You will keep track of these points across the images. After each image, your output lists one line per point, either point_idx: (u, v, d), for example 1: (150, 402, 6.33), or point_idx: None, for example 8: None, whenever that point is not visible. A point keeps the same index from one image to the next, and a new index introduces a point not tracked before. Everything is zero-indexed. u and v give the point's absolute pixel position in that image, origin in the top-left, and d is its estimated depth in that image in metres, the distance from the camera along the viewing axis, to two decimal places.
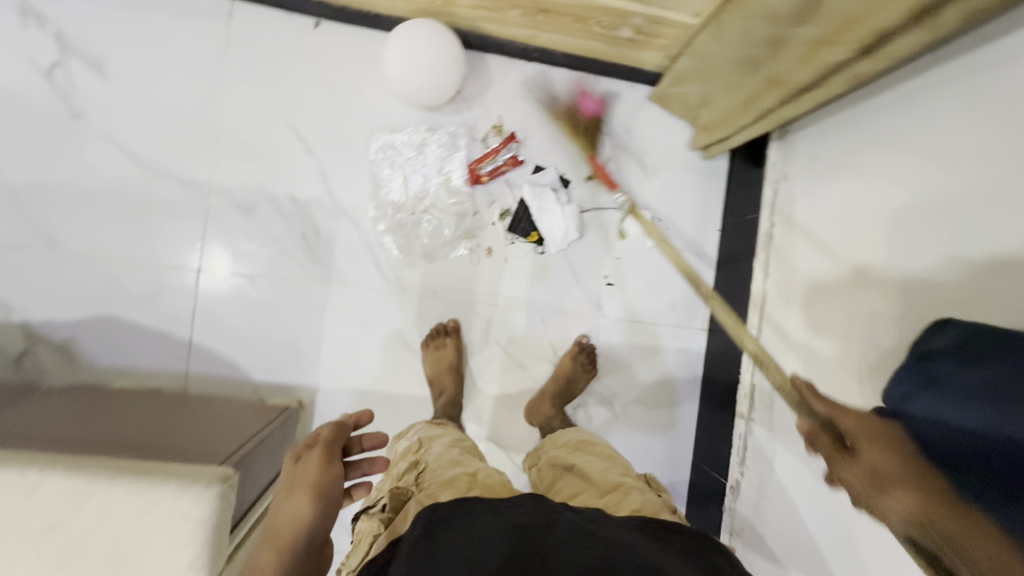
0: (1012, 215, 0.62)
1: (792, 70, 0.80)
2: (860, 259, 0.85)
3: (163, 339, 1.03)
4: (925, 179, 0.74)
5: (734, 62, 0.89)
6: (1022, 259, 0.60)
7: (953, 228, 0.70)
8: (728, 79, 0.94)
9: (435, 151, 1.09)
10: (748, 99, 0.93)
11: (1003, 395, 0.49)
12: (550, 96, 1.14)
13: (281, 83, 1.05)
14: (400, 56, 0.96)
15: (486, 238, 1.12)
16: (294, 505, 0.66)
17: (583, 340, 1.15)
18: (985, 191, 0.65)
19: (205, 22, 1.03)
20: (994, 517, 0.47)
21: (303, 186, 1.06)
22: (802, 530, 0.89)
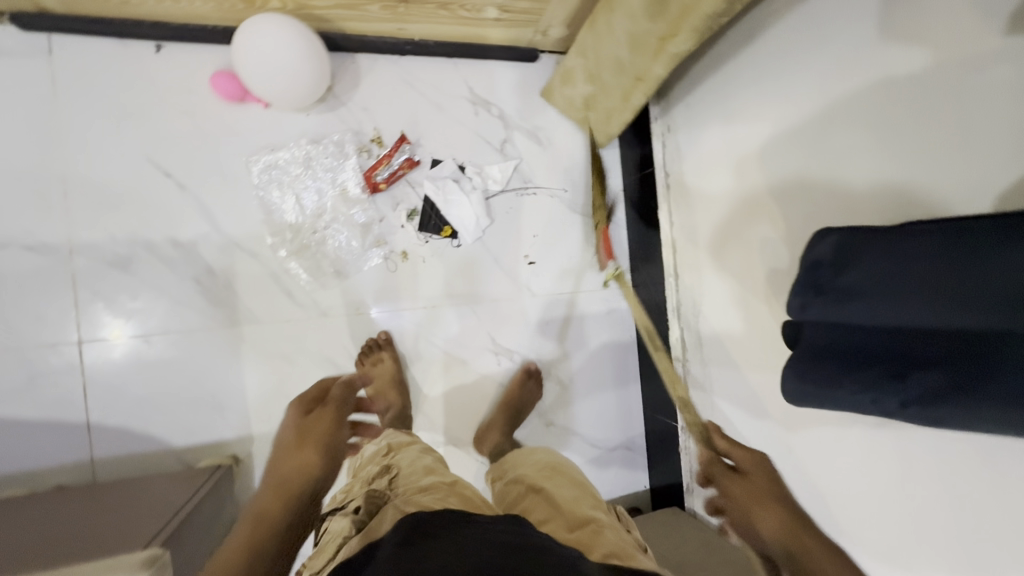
0: (863, 130, 0.69)
1: (648, 64, 0.85)
2: (747, 193, 0.91)
3: (52, 427, 0.90)
4: (789, 107, 0.81)
5: (609, 61, 0.92)
6: (875, 168, 0.68)
7: (819, 149, 0.76)
8: (604, 79, 0.97)
9: (324, 163, 1.03)
10: (622, 98, 0.96)
11: (887, 290, 0.53)
12: (433, 86, 1.11)
13: (130, 118, 0.94)
14: (258, 60, 0.89)
15: (399, 242, 1.08)
16: (304, 457, 0.86)
17: (531, 368, 1.15)
18: (836, 112, 0.73)
19: (19, 64, 0.89)
20: (892, 393, 0.53)
21: (186, 227, 0.96)
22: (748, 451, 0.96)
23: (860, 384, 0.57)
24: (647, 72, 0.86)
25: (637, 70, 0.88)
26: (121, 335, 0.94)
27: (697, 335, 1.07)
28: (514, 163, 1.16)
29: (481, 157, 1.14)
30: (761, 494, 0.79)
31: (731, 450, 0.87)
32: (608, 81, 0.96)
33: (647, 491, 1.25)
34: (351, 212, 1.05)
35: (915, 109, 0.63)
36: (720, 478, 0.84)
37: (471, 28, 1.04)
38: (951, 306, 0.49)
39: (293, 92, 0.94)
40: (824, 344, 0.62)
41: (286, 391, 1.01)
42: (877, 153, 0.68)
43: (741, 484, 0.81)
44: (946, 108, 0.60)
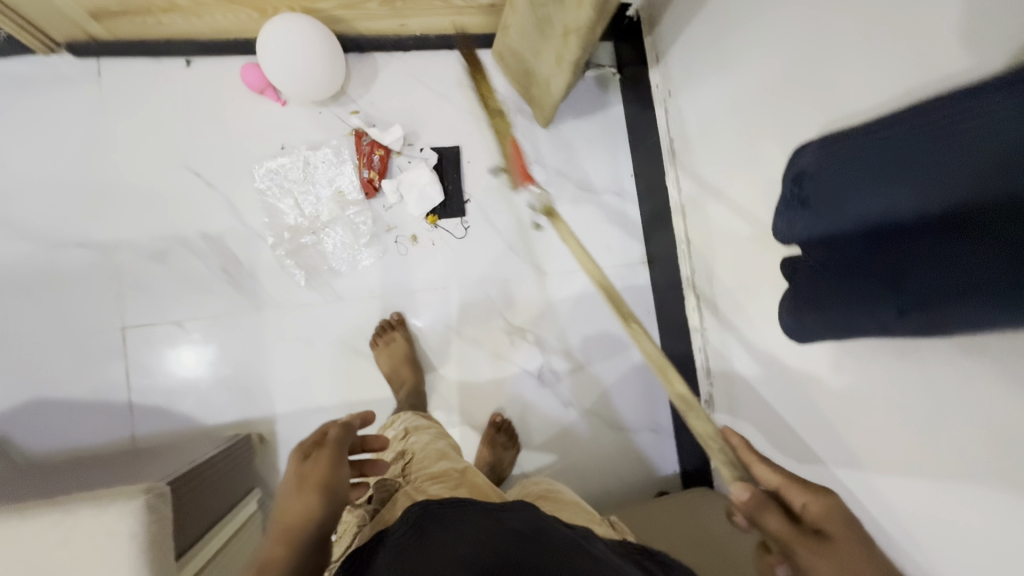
0: (847, 50, 0.66)
1: (577, 14, 0.80)
2: (748, 142, 0.88)
3: (101, 407, 0.99)
4: (779, 45, 0.77)
5: (536, 23, 0.92)
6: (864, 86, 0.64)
7: (810, 82, 0.72)
8: (535, 44, 0.97)
9: (323, 170, 1.09)
10: (556, 61, 0.93)
11: (873, 187, 0.49)
12: (437, 77, 1.16)
13: (165, 126, 1.05)
14: (296, 32, 0.98)
15: (408, 227, 1.12)
16: (304, 503, 0.59)
17: (498, 419, 1.12)
18: (819, 40, 0.70)
19: (74, 86, 1.02)
20: (892, 298, 0.49)
21: (213, 221, 1.05)
22: (769, 416, 0.90)
23: (860, 294, 0.53)
24: (576, 23, 0.81)
25: (567, 23, 0.83)
26: (194, 360, 1.03)
27: (712, 300, 1.03)
28: (517, 145, 1.18)
29: (486, 141, 1.17)
30: (865, 570, 0.46)
31: (792, 491, 0.53)
32: (540, 45, 0.95)
33: (677, 475, 1.21)
34: (347, 212, 1.09)
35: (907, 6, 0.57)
36: (789, 542, 0.49)
37: (467, 17, 1.09)
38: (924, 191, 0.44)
39: (324, 63, 1.02)
40: (816, 280, 0.59)
41: (307, 372, 1.06)
42: (869, 69, 0.63)
43: (841, 553, 0.47)
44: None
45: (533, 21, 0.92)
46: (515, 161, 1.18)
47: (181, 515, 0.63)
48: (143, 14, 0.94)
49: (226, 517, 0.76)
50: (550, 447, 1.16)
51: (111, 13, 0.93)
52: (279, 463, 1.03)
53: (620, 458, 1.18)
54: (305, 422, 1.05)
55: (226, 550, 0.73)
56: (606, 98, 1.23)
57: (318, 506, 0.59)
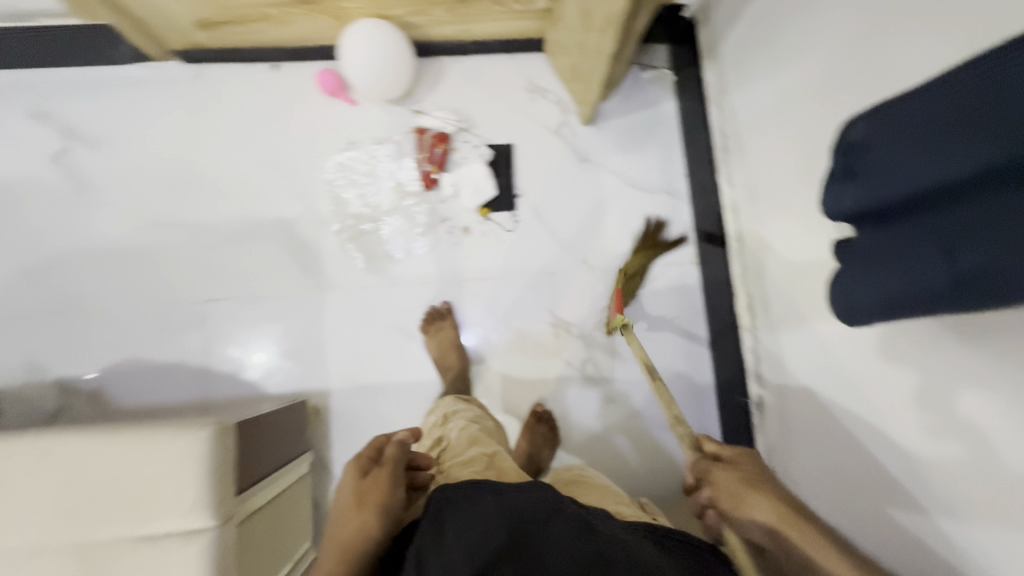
0: (902, 28, 0.63)
1: (614, 4, 0.82)
2: (799, 133, 0.86)
3: (181, 370, 1.10)
4: (829, 32, 0.76)
5: (580, 17, 0.96)
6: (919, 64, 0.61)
7: (864, 65, 0.70)
8: (580, 40, 1.01)
9: (386, 163, 1.17)
10: (598, 53, 0.96)
11: (934, 144, 0.45)
12: (495, 79, 1.22)
13: (252, 122, 1.17)
14: (368, 29, 1.07)
15: (461, 219, 1.17)
16: (362, 520, 0.68)
17: (539, 409, 1.13)
18: (871, 20, 0.68)
19: (180, 86, 1.16)
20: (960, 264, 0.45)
21: (286, 208, 1.15)
22: (823, 416, 0.85)
23: (924, 261, 0.49)
24: (614, 13, 0.84)
25: (605, 15, 0.86)
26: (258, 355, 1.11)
27: (764, 298, 1.01)
28: (569, 144, 1.22)
29: (539, 141, 1.21)
30: (754, 477, 0.66)
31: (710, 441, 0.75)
32: (584, 40, 0.99)
33: None
34: (406, 203, 1.16)
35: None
36: (708, 468, 0.70)
37: (526, 22, 1.14)
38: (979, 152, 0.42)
39: (398, 55, 1.10)
40: (869, 255, 0.57)
41: (360, 351, 1.13)
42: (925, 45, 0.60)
43: (731, 473, 0.67)
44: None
45: (578, 15, 0.96)
46: (566, 159, 1.22)
47: (247, 457, 0.70)
48: (242, 24, 1.07)
49: (282, 470, 0.82)
50: (591, 443, 1.16)
51: (216, 22, 1.06)
52: (330, 435, 1.10)
53: (663, 461, 1.16)
54: (357, 398, 1.11)
55: (278, 499, 0.79)
56: (660, 99, 1.25)
57: (375, 524, 0.68)
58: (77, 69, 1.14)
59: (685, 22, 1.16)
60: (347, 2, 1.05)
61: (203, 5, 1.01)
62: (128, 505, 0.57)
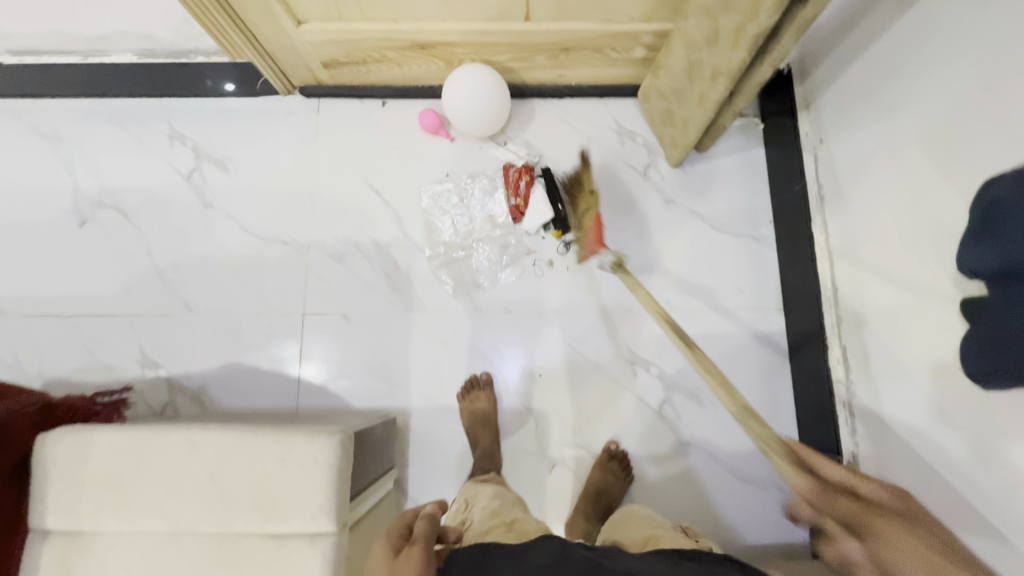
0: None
1: (729, 55, 0.86)
2: (908, 184, 0.86)
3: (277, 377, 1.17)
4: (949, 87, 0.76)
5: (685, 66, 1.00)
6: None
7: (992, 120, 0.70)
8: (681, 87, 1.05)
9: (478, 195, 1.23)
10: (700, 100, 1.00)
11: None
12: (586, 121, 1.28)
13: (359, 152, 1.26)
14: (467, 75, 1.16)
15: (546, 252, 1.21)
16: None
17: (612, 447, 1.13)
18: (998, 78, 0.68)
19: (298, 117, 1.28)
20: None
21: (384, 232, 1.22)
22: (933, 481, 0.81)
23: None
24: (727, 64, 0.88)
25: (716, 65, 0.90)
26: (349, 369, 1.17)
27: (861, 348, 0.97)
28: (654, 186, 1.25)
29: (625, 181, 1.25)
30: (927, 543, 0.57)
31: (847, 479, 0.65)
32: (685, 87, 1.03)
33: (807, 544, 1.11)
34: (495, 234, 1.21)
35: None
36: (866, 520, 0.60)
37: (621, 69, 1.20)
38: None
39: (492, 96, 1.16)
40: (1002, 321, 0.57)
41: (441, 374, 1.17)
42: None
43: (905, 531, 0.58)
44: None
45: (684, 64, 1.00)
46: (651, 200, 1.24)
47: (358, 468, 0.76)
48: (361, 69, 1.19)
49: (376, 482, 0.86)
50: (664, 486, 1.14)
51: (340, 62, 1.18)
52: (408, 453, 1.13)
53: (740, 512, 1.12)
54: (436, 419, 1.15)
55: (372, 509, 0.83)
56: (747, 145, 1.26)
57: None
58: (214, 99, 1.27)
59: (778, 73, 1.19)
60: (459, 47, 1.14)
61: (333, 47, 1.13)
62: (264, 503, 0.62)
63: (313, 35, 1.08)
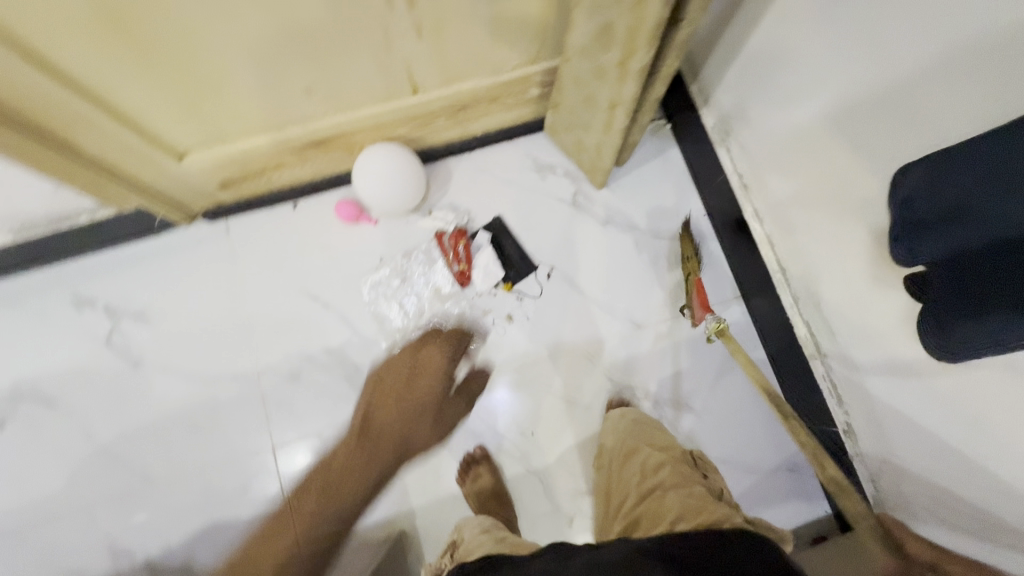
0: (918, 71, 0.67)
1: (619, 88, 0.86)
2: (821, 163, 0.89)
3: (264, 522, 1.09)
4: (838, 76, 0.81)
5: (582, 99, 1.00)
6: (941, 107, 0.66)
7: (886, 103, 0.74)
8: (584, 118, 1.05)
9: (418, 272, 1.19)
10: (605, 128, 1.00)
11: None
12: (503, 166, 1.26)
13: (284, 261, 1.20)
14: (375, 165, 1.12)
15: (502, 308, 1.19)
16: None
17: None
18: (882, 65, 0.73)
19: (209, 243, 1.20)
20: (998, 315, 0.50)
21: (334, 336, 1.17)
22: (926, 440, 0.82)
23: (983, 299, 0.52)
24: (621, 95, 0.88)
25: (611, 97, 0.90)
26: (336, 488, 1.10)
27: (823, 320, 0.99)
28: (587, 211, 1.25)
29: (558, 214, 1.24)
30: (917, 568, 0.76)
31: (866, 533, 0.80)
32: (587, 118, 1.03)
33: (830, 516, 1.12)
34: (447, 305, 1.18)
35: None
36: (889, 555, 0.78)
37: (523, 110, 1.19)
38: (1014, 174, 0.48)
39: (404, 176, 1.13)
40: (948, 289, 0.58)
41: (436, 462, 1.13)
42: (950, 92, 0.64)
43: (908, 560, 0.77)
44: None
45: (579, 98, 1.00)
46: (588, 226, 1.24)
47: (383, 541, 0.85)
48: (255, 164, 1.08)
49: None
50: None
51: (238, 180, 1.12)
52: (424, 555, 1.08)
53: (760, 505, 1.13)
54: (442, 511, 1.10)
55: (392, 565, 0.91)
56: (662, 148, 1.28)
57: None
58: (112, 250, 1.18)
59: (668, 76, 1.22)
60: (355, 134, 1.10)
61: (229, 167, 1.07)
62: None
63: (203, 160, 1.03)
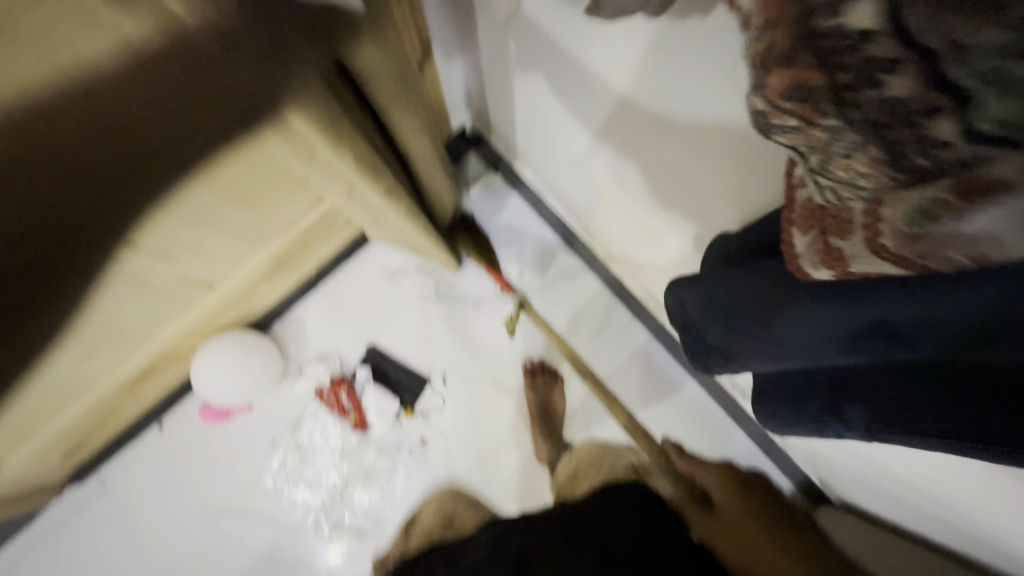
0: (638, 140, 0.65)
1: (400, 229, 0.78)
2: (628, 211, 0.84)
3: None
4: (592, 139, 0.76)
5: (383, 226, 0.91)
6: (675, 167, 0.62)
7: (632, 159, 0.70)
8: (397, 234, 0.96)
9: (314, 439, 1.12)
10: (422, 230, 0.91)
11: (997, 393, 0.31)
12: (354, 291, 1.17)
13: (176, 488, 1.12)
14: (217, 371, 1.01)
15: (412, 434, 1.13)
16: None
17: None
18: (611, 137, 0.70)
19: (92, 505, 1.11)
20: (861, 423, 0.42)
21: (261, 541, 1.10)
22: (843, 448, 0.80)
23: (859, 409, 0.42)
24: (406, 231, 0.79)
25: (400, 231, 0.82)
26: None
27: None
28: (454, 298, 1.18)
29: (428, 314, 1.17)
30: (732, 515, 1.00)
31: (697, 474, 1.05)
32: (402, 234, 0.94)
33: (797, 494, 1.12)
34: (356, 458, 1.12)
35: (645, 67, 0.52)
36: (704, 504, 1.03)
37: (346, 232, 1.10)
38: (897, 300, 0.31)
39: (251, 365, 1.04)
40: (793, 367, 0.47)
41: None
42: (673, 150, 0.59)
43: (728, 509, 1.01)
44: (671, 59, 0.47)
45: (382, 225, 0.91)
46: (462, 313, 1.17)
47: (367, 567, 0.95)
48: None
49: None
50: None
51: (82, 442, 1.02)
52: None
53: None
54: None
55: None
56: (502, 200, 1.20)
57: None
58: None
59: (473, 135, 1.15)
60: (179, 346, 1.00)
61: (64, 440, 0.96)
62: None
63: (28, 458, 0.89)
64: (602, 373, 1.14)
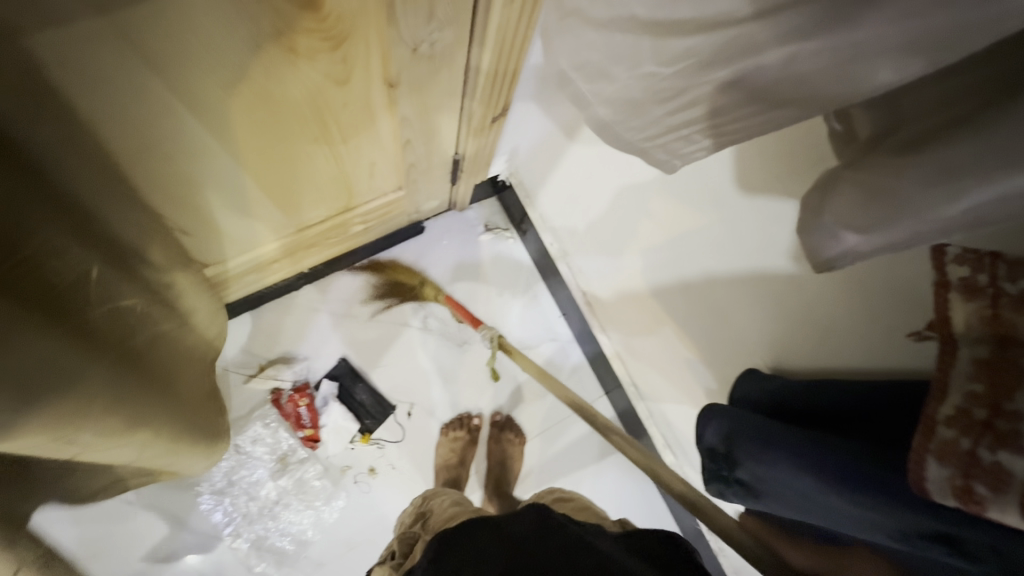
0: (680, 259, 0.73)
1: None
2: (638, 305, 0.90)
3: None
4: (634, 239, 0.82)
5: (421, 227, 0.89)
6: (708, 287, 0.70)
7: (670, 269, 0.77)
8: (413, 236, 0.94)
9: (256, 448, 1.06)
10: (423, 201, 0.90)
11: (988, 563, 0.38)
12: (342, 299, 1.14)
13: None
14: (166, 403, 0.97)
15: (363, 461, 1.09)
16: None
17: None
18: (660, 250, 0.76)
19: None
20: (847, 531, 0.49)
21: (164, 546, 1.00)
22: None
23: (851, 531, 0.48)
24: None
25: None
26: None
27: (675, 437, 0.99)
28: (440, 333, 1.16)
29: (411, 341, 1.15)
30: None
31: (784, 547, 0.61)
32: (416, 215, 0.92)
33: None
34: (296, 474, 1.06)
35: (725, 224, 0.61)
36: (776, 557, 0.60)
37: (355, 240, 1.07)
38: (962, 523, 0.39)
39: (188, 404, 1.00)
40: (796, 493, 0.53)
41: None
42: (720, 281, 0.67)
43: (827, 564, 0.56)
44: (741, 220, 0.58)
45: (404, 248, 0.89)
46: (443, 349, 1.16)
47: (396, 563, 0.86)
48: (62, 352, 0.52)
49: None
50: None
51: None
52: None
53: None
54: None
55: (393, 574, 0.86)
56: (508, 246, 1.21)
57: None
58: None
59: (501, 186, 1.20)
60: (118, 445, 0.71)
61: None
62: None
63: None
64: (563, 439, 1.16)
